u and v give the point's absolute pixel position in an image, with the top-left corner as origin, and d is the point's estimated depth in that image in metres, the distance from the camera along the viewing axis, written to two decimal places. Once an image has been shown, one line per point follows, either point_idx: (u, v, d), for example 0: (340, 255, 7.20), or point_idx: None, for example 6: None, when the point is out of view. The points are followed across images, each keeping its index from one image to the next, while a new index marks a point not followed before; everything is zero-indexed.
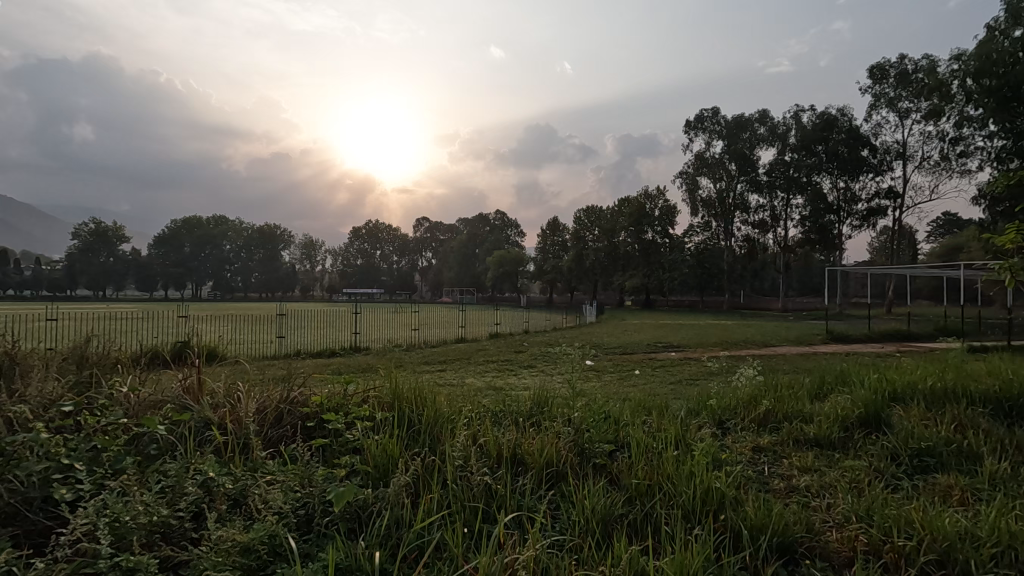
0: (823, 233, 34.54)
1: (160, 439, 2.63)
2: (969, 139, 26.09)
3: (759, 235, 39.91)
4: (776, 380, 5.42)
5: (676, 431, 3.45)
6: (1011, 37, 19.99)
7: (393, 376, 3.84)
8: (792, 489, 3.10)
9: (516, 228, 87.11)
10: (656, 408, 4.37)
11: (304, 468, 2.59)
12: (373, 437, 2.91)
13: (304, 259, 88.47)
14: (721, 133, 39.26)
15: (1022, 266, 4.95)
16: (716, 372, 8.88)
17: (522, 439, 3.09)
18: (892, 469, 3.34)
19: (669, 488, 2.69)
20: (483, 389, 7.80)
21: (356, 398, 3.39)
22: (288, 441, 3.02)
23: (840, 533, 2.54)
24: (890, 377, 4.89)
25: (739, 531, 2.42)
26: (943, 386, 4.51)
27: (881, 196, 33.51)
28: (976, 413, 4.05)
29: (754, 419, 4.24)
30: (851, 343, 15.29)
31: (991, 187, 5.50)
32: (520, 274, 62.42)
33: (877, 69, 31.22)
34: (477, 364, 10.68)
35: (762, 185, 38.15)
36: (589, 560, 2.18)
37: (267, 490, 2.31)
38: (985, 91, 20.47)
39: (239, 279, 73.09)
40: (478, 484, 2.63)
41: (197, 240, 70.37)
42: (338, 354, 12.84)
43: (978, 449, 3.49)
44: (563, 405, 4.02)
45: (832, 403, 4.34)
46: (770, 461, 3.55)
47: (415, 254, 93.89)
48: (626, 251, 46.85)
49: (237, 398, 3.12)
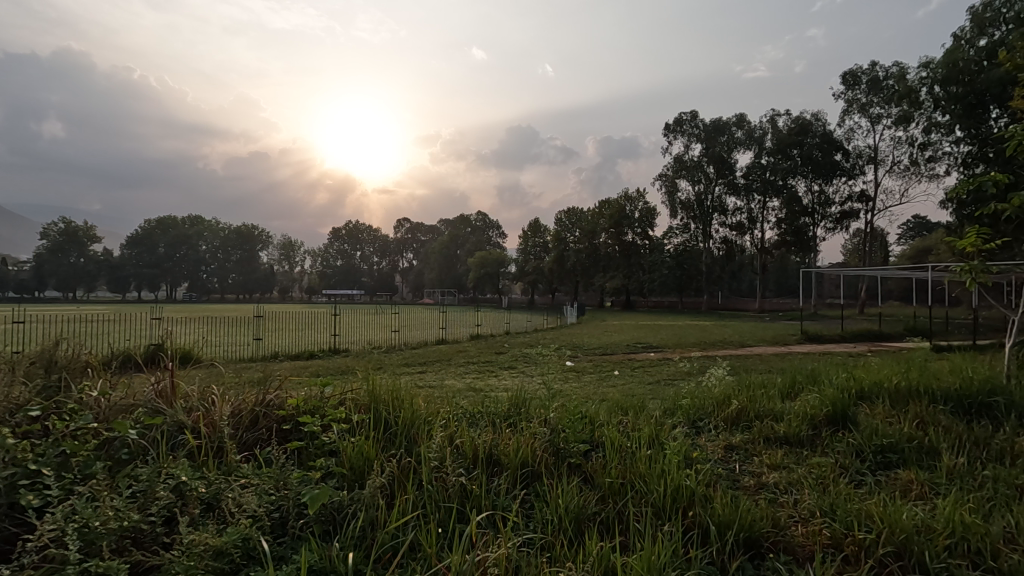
0: (799, 235, 35.23)
1: (131, 443, 2.61)
2: (937, 144, 26.75)
3: (737, 237, 40.38)
4: (750, 380, 5.55)
5: (650, 431, 3.51)
6: (976, 47, 20.72)
7: (372, 377, 3.86)
8: (761, 487, 3.17)
9: (497, 229, 87.43)
10: (633, 408, 4.46)
11: (279, 470, 2.59)
12: (349, 439, 2.91)
13: (283, 260, 86.77)
14: (699, 136, 39.69)
15: (980, 269, 5.19)
16: (692, 372, 9.08)
17: (498, 439, 3.14)
18: (857, 465, 3.45)
19: (640, 486, 2.75)
20: (463, 389, 7.96)
21: (333, 400, 3.39)
22: (263, 444, 3.01)
23: (805, 527, 2.62)
24: (858, 376, 5.06)
25: (707, 527, 2.49)
26: (907, 385, 4.64)
27: (854, 199, 34.26)
28: (937, 410, 4.19)
29: (725, 418, 4.34)
30: (824, 343, 15.70)
31: (956, 192, 5.68)
32: (500, 275, 62.42)
33: (850, 75, 31.96)
34: (457, 367, 10.56)
35: (739, 187, 38.70)
36: (561, 558, 2.22)
37: (241, 493, 2.33)
38: (951, 98, 21.28)
39: (215, 279, 71.82)
40: (453, 485, 2.66)
41: (172, 242, 68.94)
42: (316, 357, 12.62)
43: (938, 445, 3.62)
44: (539, 405, 4.07)
45: (802, 402, 4.44)
46: (742, 459, 3.63)
47: (396, 255, 93.81)
48: (607, 252, 47.28)
49: (211, 402, 3.11)
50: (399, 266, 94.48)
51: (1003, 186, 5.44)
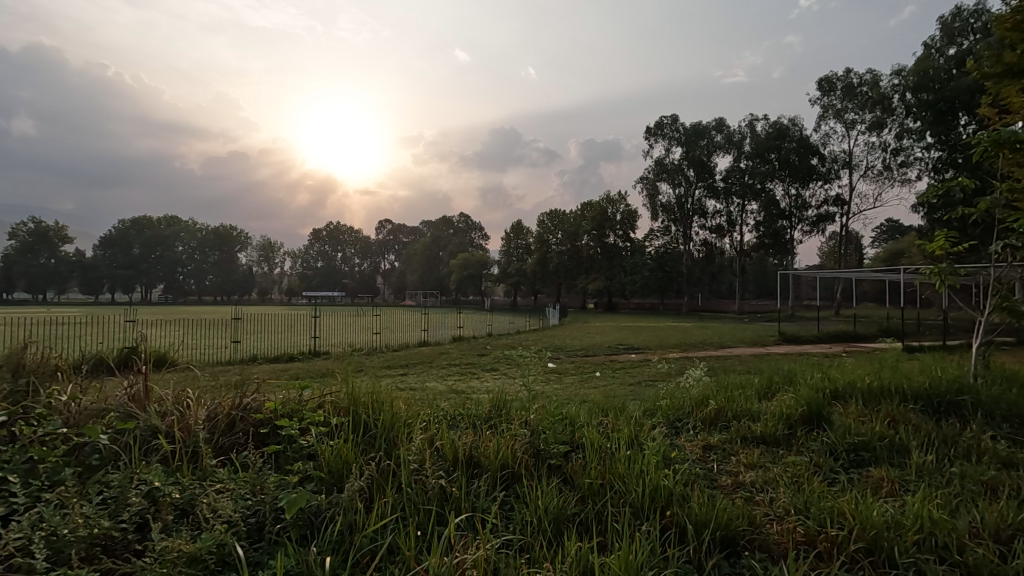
0: (777, 238, 35.87)
1: (103, 448, 2.55)
2: (909, 150, 27.44)
3: (716, 239, 40.90)
4: (728, 380, 5.65)
5: (630, 432, 3.55)
6: (946, 55, 21.29)
7: (351, 380, 3.82)
8: (738, 485, 3.22)
9: (479, 231, 87.51)
10: (614, 409, 4.50)
11: (256, 475, 2.56)
12: (327, 442, 2.89)
13: (262, 261, 85.66)
14: (679, 140, 40.11)
15: (948, 271, 5.34)
16: (671, 373, 9.19)
17: (479, 441, 3.14)
18: (830, 463, 3.52)
19: (619, 486, 2.78)
20: (444, 391, 7.92)
21: (311, 403, 3.36)
22: (240, 448, 2.96)
23: (780, 525, 2.67)
24: (833, 376, 5.18)
25: (684, 526, 2.52)
26: (879, 385, 4.75)
27: (830, 202, 34.98)
28: (908, 409, 4.29)
29: (704, 419, 4.39)
30: (800, 344, 16.04)
31: (926, 197, 5.83)
32: (483, 277, 62.35)
33: (825, 81, 32.63)
34: (438, 368, 10.62)
35: (719, 191, 39.20)
36: (539, 560, 2.23)
37: (216, 498, 2.30)
38: (922, 105, 21.84)
39: (192, 281, 70.53)
40: (433, 487, 2.65)
41: (147, 242, 67.55)
42: (296, 359, 12.51)
43: (908, 442, 3.71)
44: (520, 408, 4.06)
45: (779, 402, 4.52)
46: (720, 458, 3.69)
47: (377, 256, 93.28)
48: (590, 254, 47.58)
49: (186, 406, 3.06)
50: (381, 267, 93.87)
51: (971, 191, 5.60)
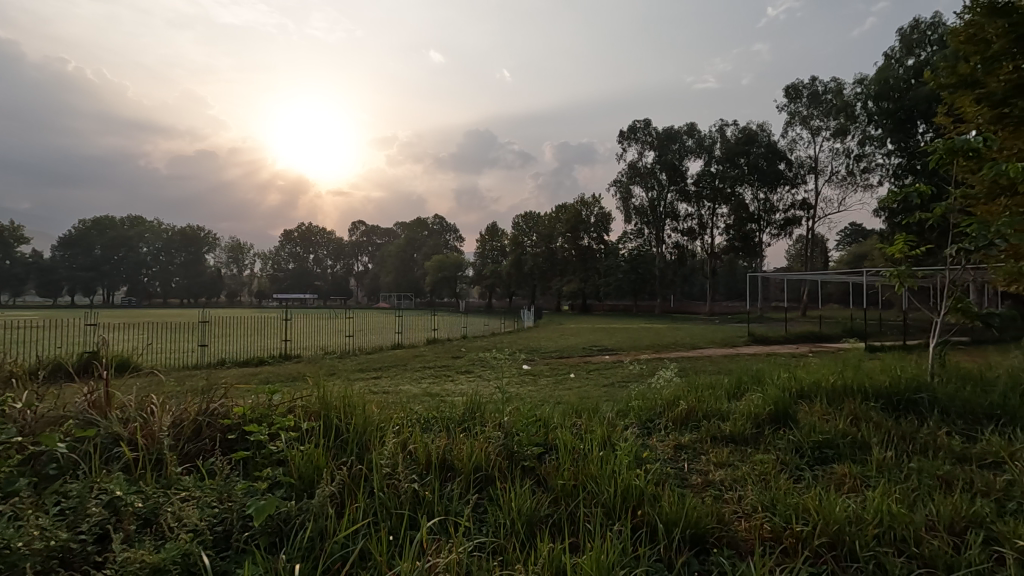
0: (746, 241, 36.66)
1: (61, 457, 2.47)
2: (871, 156, 28.40)
3: (688, 242, 41.55)
4: (698, 380, 5.75)
5: (602, 432, 3.60)
6: (905, 66, 22.14)
7: (323, 384, 3.77)
8: (708, 483, 3.29)
9: (454, 233, 87.24)
10: (587, 410, 4.54)
11: (223, 482, 2.51)
12: (298, 447, 2.84)
13: (231, 263, 83.73)
14: (652, 144, 40.63)
15: (907, 273, 5.54)
16: (644, 375, 9.29)
17: (452, 444, 3.14)
18: (796, 461, 3.61)
19: (593, 487, 2.80)
20: (417, 394, 7.86)
21: (281, 408, 3.30)
22: (207, 454, 2.89)
23: (748, 522, 2.73)
24: (798, 376, 5.31)
25: (655, 525, 2.56)
26: (842, 384, 4.90)
27: (797, 206, 35.96)
28: (869, 407, 4.43)
29: (675, 418, 4.46)
30: (769, 345, 16.43)
31: (886, 202, 6.02)
32: (458, 279, 62.06)
33: (792, 88, 33.55)
34: (413, 371, 10.50)
35: (690, 194, 39.82)
36: (513, 562, 2.23)
37: (181, 507, 2.24)
38: (883, 113, 22.55)
39: (157, 283, 68.24)
40: (406, 491, 2.64)
41: (109, 243, 65.07)
42: (266, 364, 12.19)
43: (869, 439, 3.83)
44: (494, 410, 4.06)
45: (746, 402, 4.62)
46: (690, 457, 3.75)
47: (350, 258, 92.14)
48: (565, 256, 47.85)
49: (150, 412, 2.97)
50: (354, 270, 92.67)
51: (927, 197, 5.82)
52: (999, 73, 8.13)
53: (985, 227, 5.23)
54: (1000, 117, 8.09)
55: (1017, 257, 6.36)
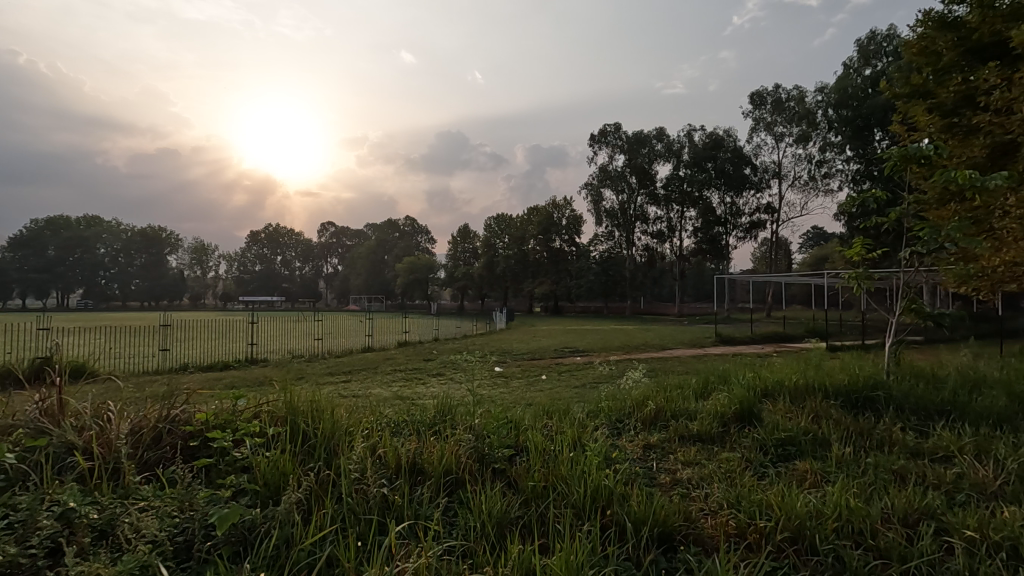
0: (713, 244, 37.49)
1: (8, 468, 2.35)
2: (831, 162, 29.36)
3: (657, 244, 42.24)
4: (668, 380, 5.84)
5: (573, 433, 3.62)
6: (863, 76, 22.98)
7: (290, 389, 3.69)
8: (676, 482, 3.34)
9: (425, 235, 86.75)
10: (558, 411, 4.57)
11: (185, 490, 2.43)
12: (263, 453, 2.78)
13: (195, 265, 81.42)
14: (622, 147, 41.13)
15: (865, 275, 5.75)
16: (614, 376, 9.40)
17: (423, 448, 3.11)
18: (760, 458, 3.71)
19: (562, 488, 2.82)
20: (387, 398, 7.79)
21: (246, 413, 3.22)
22: (167, 463, 2.80)
23: (714, 519, 2.78)
24: (762, 376, 5.44)
25: (624, 524, 2.59)
26: (804, 383, 5.05)
27: (762, 210, 36.94)
28: (829, 404, 4.59)
29: (645, 419, 4.52)
30: (735, 345, 16.83)
31: (845, 207, 6.23)
32: (430, 281, 61.64)
33: (756, 95, 34.43)
34: (384, 374, 10.42)
35: (659, 198, 40.45)
36: (482, 564, 2.23)
37: (140, 517, 2.17)
38: (842, 121, 23.39)
39: (116, 286, 65.76)
40: (374, 496, 2.61)
41: (64, 244, 62.34)
42: (232, 368, 11.90)
43: (829, 436, 3.96)
44: (465, 413, 4.05)
45: (713, 401, 4.72)
46: (658, 456, 3.81)
47: (319, 260, 90.68)
48: (536, 258, 48.10)
49: (107, 419, 2.86)
50: (323, 271, 91.29)
51: (882, 202, 6.05)
52: (950, 84, 8.54)
53: (937, 230, 5.47)
54: (951, 126, 8.52)
55: (965, 260, 6.68)
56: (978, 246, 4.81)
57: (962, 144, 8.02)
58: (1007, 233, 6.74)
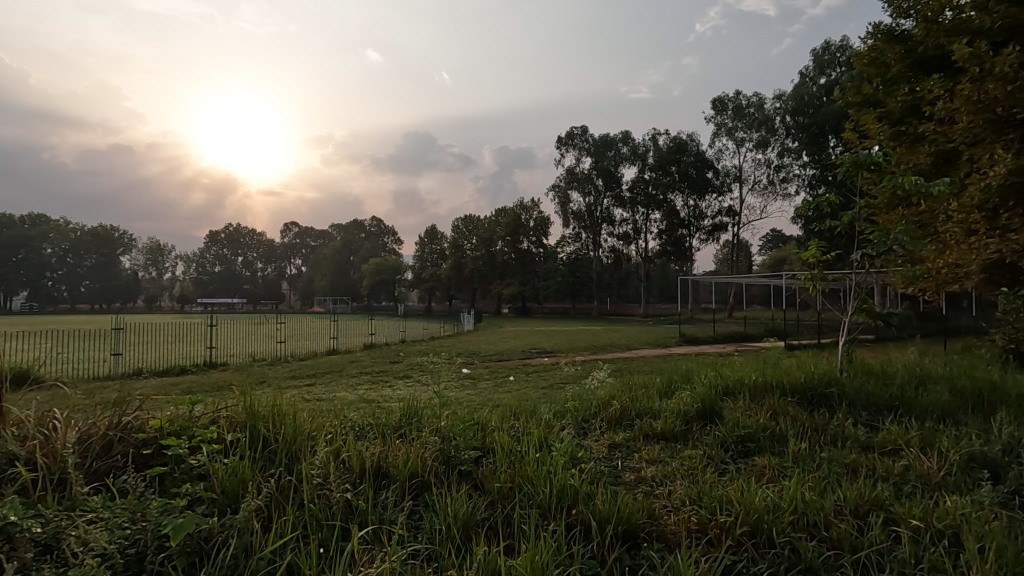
0: (677, 246, 38.31)
1: None
2: (789, 167, 30.39)
3: (623, 246, 42.83)
4: (633, 380, 5.92)
5: (539, 434, 3.64)
6: (818, 84, 23.91)
7: (250, 394, 3.59)
8: (640, 480, 3.40)
9: (392, 236, 85.82)
10: (525, 412, 4.59)
11: (137, 501, 2.33)
12: (221, 460, 2.69)
13: (150, 266, 78.44)
14: (589, 150, 41.60)
15: (820, 276, 5.94)
16: (581, 377, 9.48)
17: (388, 452, 3.07)
18: (721, 455, 3.80)
19: (528, 488, 2.83)
20: (352, 401, 7.65)
21: (203, 420, 3.12)
22: (118, 472, 2.68)
23: (676, 516, 2.84)
24: (724, 375, 5.57)
25: (589, 523, 2.62)
26: (763, 381, 5.20)
27: (723, 213, 37.94)
28: (786, 402, 4.73)
29: (611, 418, 4.58)
30: (698, 345, 17.21)
31: (802, 211, 6.43)
32: (397, 282, 60.95)
33: (718, 101, 35.34)
34: (348, 377, 10.23)
35: (625, 200, 41.01)
36: (447, 567, 2.21)
37: (88, 529, 2.07)
38: (799, 127, 24.24)
39: (64, 288, 62.62)
40: (338, 501, 2.56)
41: (6, 243, 58.94)
42: (189, 372, 11.49)
43: (786, 432, 4.09)
44: (431, 415, 4.01)
45: (676, 400, 4.82)
46: (623, 455, 3.87)
47: (282, 261, 88.60)
48: (504, 260, 48.15)
49: (53, 428, 2.73)
50: (286, 272, 89.19)
51: (836, 207, 6.29)
52: (898, 94, 8.97)
53: (886, 234, 5.70)
54: (898, 134, 8.94)
55: (912, 261, 7.01)
56: (924, 249, 5.05)
57: (909, 151, 8.42)
58: (950, 237, 7.10)
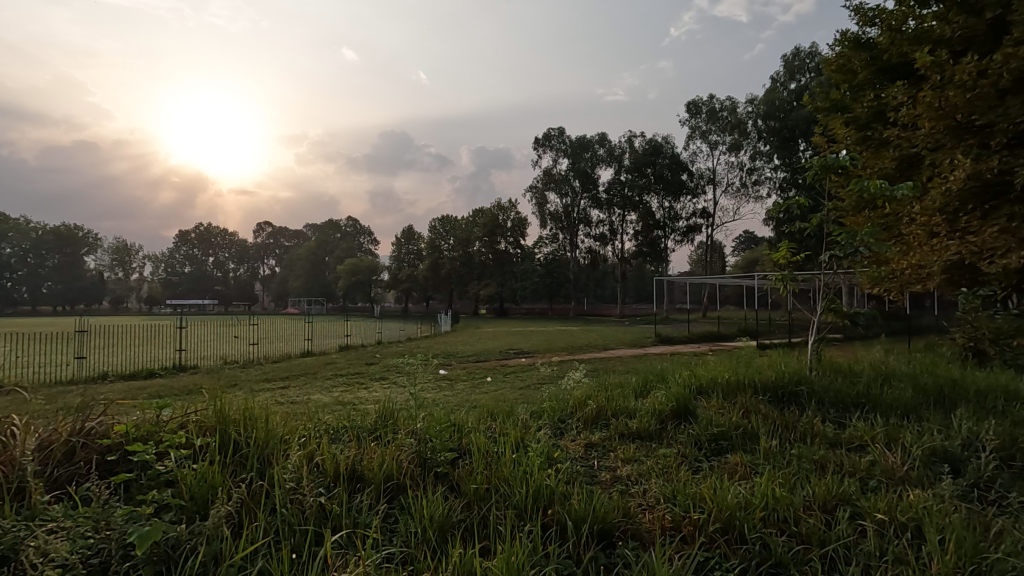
0: (653, 247, 38.77)
1: None
2: (760, 170, 31.05)
3: (600, 247, 43.15)
4: (608, 379, 5.97)
5: (516, 435, 3.64)
6: (788, 89, 24.50)
7: (220, 396, 3.51)
8: (616, 479, 3.43)
9: (368, 236, 84.99)
10: (502, 412, 4.59)
11: (101, 509, 2.26)
12: (189, 466, 2.62)
13: (116, 266, 76.06)
14: (566, 151, 41.81)
15: (790, 276, 6.06)
16: (557, 377, 9.52)
17: (363, 454, 3.04)
18: (695, 453, 3.86)
19: (504, 489, 2.83)
20: (327, 404, 7.54)
21: (172, 424, 3.04)
22: (81, 480, 2.60)
23: (652, 514, 2.87)
24: (698, 373, 5.66)
25: (565, 523, 2.63)
26: (735, 380, 5.29)
27: (697, 214, 38.54)
28: (758, 400, 4.83)
29: (587, 418, 4.61)
30: (673, 344, 17.42)
31: (773, 213, 6.56)
32: (373, 283, 60.30)
33: (693, 105, 35.89)
34: (323, 380, 10.04)
35: (602, 202, 41.34)
36: (423, 569, 2.19)
37: (48, 539, 2.00)
38: (770, 131, 24.78)
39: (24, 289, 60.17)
40: (311, 506, 2.52)
41: None
42: (156, 376, 11.16)
43: (758, 430, 4.17)
44: (407, 417, 3.98)
45: (652, 399, 4.88)
46: (600, 455, 3.90)
47: (255, 262, 86.93)
48: (481, 260, 48.06)
49: (11, 435, 2.62)
50: (259, 273, 87.52)
51: (805, 209, 6.43)
52: (864, 100, 9.25)
53: (853, 236, 5.86)
54: (864, 139, 9.21)
55: (877, 263, 7.23)
56: (889, 251, 5.20)
57: (874, 156, 8.68)
58: (913, 238, 7.34)
